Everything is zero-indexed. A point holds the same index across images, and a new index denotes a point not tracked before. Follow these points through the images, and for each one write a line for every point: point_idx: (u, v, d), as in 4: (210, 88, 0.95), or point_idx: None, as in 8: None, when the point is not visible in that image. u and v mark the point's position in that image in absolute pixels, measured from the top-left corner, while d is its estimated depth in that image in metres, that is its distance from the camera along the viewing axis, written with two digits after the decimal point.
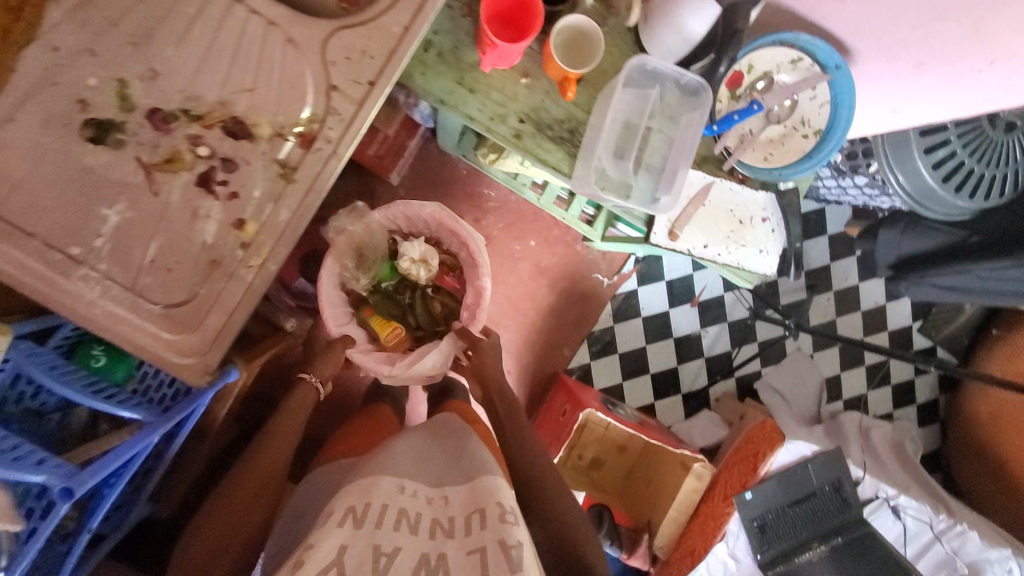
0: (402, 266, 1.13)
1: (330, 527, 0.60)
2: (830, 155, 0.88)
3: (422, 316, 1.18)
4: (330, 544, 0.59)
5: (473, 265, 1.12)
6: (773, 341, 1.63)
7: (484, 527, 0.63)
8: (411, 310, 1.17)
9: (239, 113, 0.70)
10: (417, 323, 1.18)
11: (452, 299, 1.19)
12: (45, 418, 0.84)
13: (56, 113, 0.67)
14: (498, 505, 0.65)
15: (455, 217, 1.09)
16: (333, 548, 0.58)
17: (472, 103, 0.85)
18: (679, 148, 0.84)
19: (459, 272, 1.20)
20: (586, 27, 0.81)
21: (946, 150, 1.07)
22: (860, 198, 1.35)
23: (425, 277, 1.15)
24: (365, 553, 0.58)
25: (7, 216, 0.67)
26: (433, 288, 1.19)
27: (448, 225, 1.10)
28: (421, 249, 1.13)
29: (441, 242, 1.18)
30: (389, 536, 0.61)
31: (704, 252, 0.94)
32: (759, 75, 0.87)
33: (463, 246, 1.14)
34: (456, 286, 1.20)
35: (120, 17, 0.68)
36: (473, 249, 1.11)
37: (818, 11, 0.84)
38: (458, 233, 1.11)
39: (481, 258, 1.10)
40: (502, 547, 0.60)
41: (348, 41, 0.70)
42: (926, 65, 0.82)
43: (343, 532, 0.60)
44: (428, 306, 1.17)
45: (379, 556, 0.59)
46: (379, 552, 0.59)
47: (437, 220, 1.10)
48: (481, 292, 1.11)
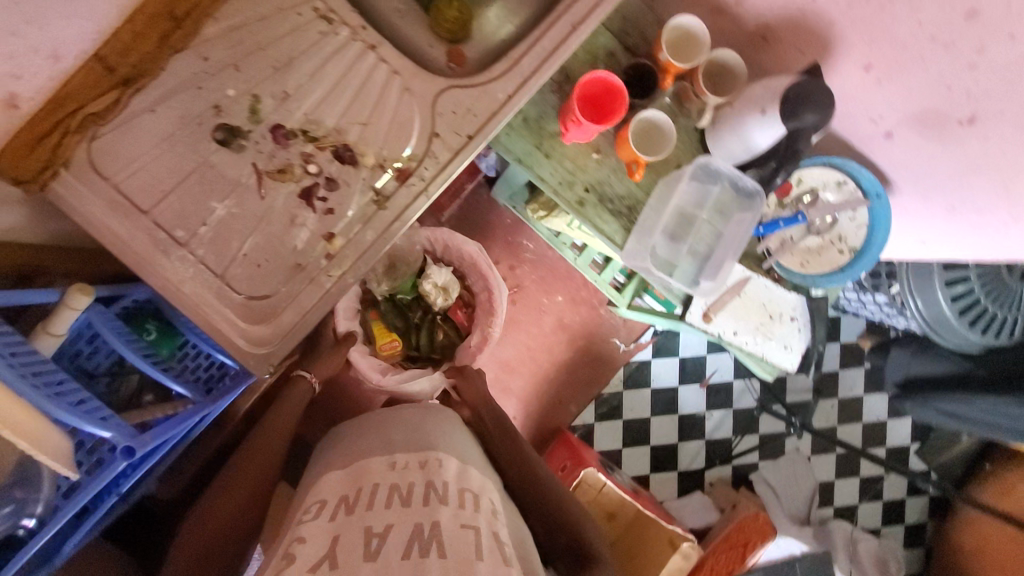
0: (424, 288, 1.18)
1: (321, 524, 0.63)
2: (859, 271, 0.97)
3: (423, 338, 1.22)
4: (321, 536, 0.61)
5: (488, 313, 1.18)
6: (774, 436, 1.66)
7: (475, 512, 0.66)
8: (415, 330, 1.22)
9: (350, 142, 0.78)
10: (416, 344, 1.22)
11: (455, 333, 1.24)
12: (93, 379, 0.88)
13: (192, 112, 0.76)
14: (486, 499, 0.70)
15: (489, 263, 1.18)
16: (327, 539, 0.61)
17: (545, 166, 0.93)
18: (727, 242, 0.93)
19: (472, 310, 1.24)
20: (662, 123, 0.91)
21: (965, 287, 1.14)
22: (877, 314, 1.42)
23: (439, 304, 1.20)
24: (359, 534, 0.60)
25: (129, 192, 0.74)
26: (442, 316, 1.24)
27: (481, 267, 1.18)
28: (445, 278, 1.18)
29: (467, 278, 1.24)
30: (381, 516, 0.62)
31: (733, 339, 1.01)
32: (806, 189, 0.96)
33: (485, 291, 1.21)
34: (463, 323, 1.24)
35: (268, 43, 0.77)
36: (493, 297, 1.19)
37: (867, 145, 0.94)
38: (487, 279, 1.18)
39: (500, 308, 1.17)
40: (494, 536, 0.63)
41: (457, 99, 0.80)
42: (957, 209, 0.91)
43: (332, 525, 0.62)
44: (431, 332, 1.22)
45: (372, 537, 0.59)
46: (369, 533, 0.60)
47: (472, 258, 1.18)
48: (488, 337, 1.16)
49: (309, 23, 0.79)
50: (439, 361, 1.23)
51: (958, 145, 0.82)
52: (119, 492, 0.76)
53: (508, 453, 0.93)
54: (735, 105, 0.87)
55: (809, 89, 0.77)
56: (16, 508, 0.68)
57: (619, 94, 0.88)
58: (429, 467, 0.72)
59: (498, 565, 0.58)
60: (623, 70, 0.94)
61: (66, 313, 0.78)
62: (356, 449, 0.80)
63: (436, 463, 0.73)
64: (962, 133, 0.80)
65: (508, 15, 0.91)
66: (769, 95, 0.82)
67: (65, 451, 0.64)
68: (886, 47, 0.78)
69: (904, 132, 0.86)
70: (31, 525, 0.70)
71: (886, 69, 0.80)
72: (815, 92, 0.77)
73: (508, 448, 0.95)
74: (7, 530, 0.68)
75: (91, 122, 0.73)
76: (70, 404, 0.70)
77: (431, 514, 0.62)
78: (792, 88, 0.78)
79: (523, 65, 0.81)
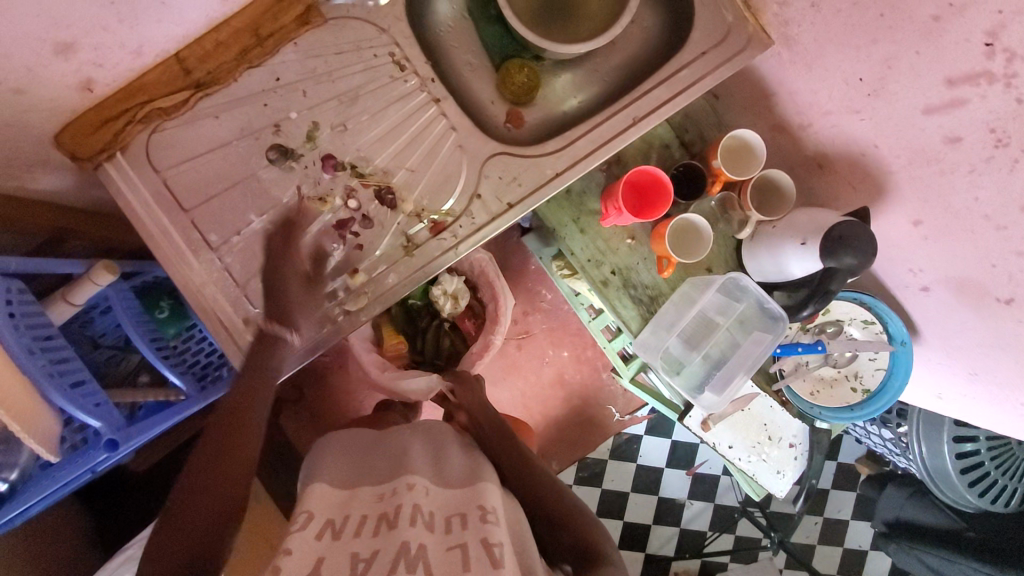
0: (432, 294, 1.07)
1: (307, 539, 0.54)
2: (870, 414, 0.95)
3: (430, 345, 1.12)
4: (306, 553, 0.53)
5: (492, 322, 1.08)
6: (749, 541, 1.62)
7: (465, 527, 0.56)
8: (422, 335, 1.12)
9: (394, 185, 0.80)
10: (419, 349, 1.11)
11: (462, 343, 1.13)
12: (97, 349, 0.90)
13: (252, 126, 0.78)
14: (480, 510, 0.58)
15: (498, 272, 1.10)
16: (311, 560, 0.52)
17: (578, 241, 0.93)
18: (742, 356, 0.91)
19: (480, 321, 1.13)
20: (702, 228, 0.91)
21: (973, 446, 1.10)
22: (880, 446, 1.36)
23: (447, 312, 1.09)
24: (343, 563, 0.52)
25: (175, 189, 0.76)
26: (449, 325, 1.13)
27: (489, 275, 1.09)
28: (455, 285, 1.08)
29: (476, 289, 1.14)
30: (367, 543, 0.54)
31: (727, 451, 0.99)
32: (832, 320, 0.96)
33: (493, 300, 1.11)
34: (471, 333, 1.12)
35: (339, 76, 0.80)
36: (500, 306, 1.09)
37: (901, 292, 0.92)
38: (493, 287, 1.09)
39: (504, 318, 1.08)
40: (484, 544, 0.53)
41: (505, 166, 0.82)
42: (978, 377, 0.89)
43: (318, 545, 0.54)
44: (436, 339, 1.11)
45: (357, 563, 0.52)
46: (356, 558, 0.52)
47: (482, 266, 1.10)
48: (490, 347, 1.07)
49: (382, 65, 0.81)
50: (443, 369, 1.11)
51: (993, 320, 0.80)
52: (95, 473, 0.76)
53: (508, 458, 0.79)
54: (778, 226, 0.87)
55: (851, 232, 0.77)
56: None
57: (664, 189, 0.88)
58: (413, 490, 0.59)
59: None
60: (674, 165, 0.95)
61: (87, 285, 0.80)
62: (337, 460, 0.69)
63: (421, 487, 0.60)
64: (999, 310, 0.78)
65: (574, 90, 0.93)
66: (812, 228, 0.81)
67: (49, 435, 0.66)
68: (939, 210, 0.77)
69: (941, 291, 0.85)
70: (2, 489, 0.71)
71: (935, 229, 0.79)
72: (857, 237, 0.76)
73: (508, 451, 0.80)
74: None
75: (156, 116, 0.76)
76: (68, 383, 0.72)
77: (415, 534, 0.54)
78: (836, 228, 0.77)
79: (575, 147, 0.83)
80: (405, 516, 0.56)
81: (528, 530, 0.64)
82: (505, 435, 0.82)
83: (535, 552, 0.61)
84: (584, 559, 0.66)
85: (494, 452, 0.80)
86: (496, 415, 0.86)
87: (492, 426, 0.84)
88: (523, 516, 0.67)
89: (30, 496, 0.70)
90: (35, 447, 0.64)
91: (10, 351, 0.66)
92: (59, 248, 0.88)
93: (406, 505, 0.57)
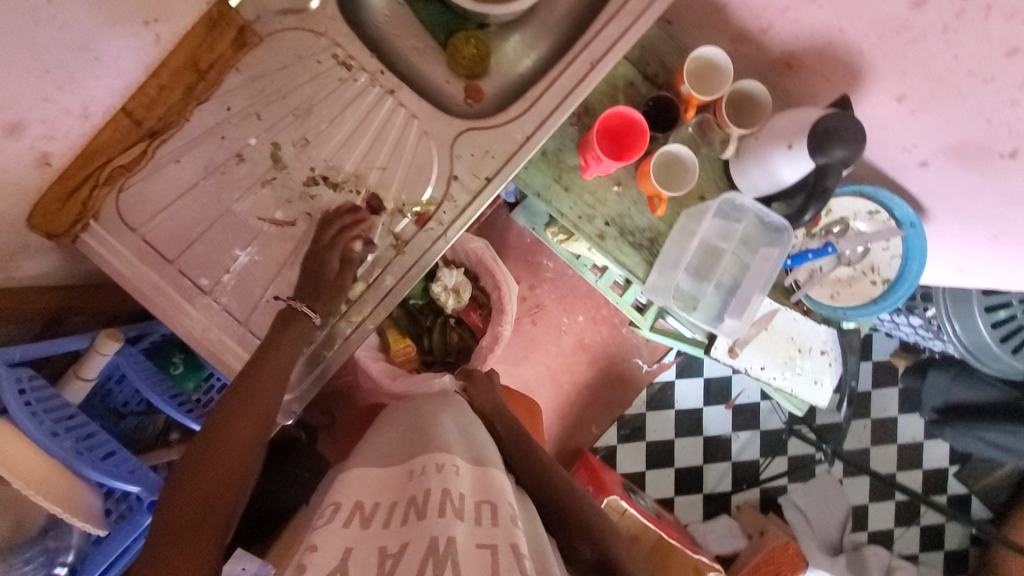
0: (433, 291, 1.07)
1: (335, 531, 0.52)
2: (895, 304, 0.93)
3: (438, 342, 1.12)
4: (334, 545, 0.50)
5: (498, 312, 1.08)
6: (803, 459, 1.61)
7: (496, 524, 0.53)
8: (429, 334, 1.11)
9: (370, 186, 0.79)
10: (429, 348, 1.11)
11: (471, 337, 1.13)
12: (123, 418, 0.91)
13: (215, 161, 0.77)
14: (508, 506, 0.57)
15: (497, 258, 1.09)
16: (338, 552, 0.49)
17: (565, 200, 0.91)
18: (755, 276, 0.91)
19: (487, 311, 1.13)
20: (686, 158, 0.89)
21: (1007, 313, 1.08)
22: (913, 336, 1.34)
23: (451, 308, 1.09)
24: (370, 560, 0.48)
25: (155, 242, 0.76)
26: (455, 319, 1.13)
27: (488, 264, 1.08)
28: (456, 279, 1.08)
29: (478, 279, 1.13)
30: (394, 535, 0.51)
31: (761, 373, 0.99)
32: (836, 219, 0.94)
33: (496, 289, 1.10)
34: (479, 325, 1.12)
35: (288, 91, 0.79)
36: (504, 295, 1.08)
37: (900, 173, 0.90)
38: (494, 276, 1.08)
39: (510, 305, 1.07)
40: (515, 552, 0.50)
41: (475, 141, 0.80)
42: (999, 240, 0.87)
43: (347, 535, 0.51)
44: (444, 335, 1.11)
45: (385, 558, 0.48)
46: (385, 555, 0.49)
47: (479, 256, 1.09)
48: (499, 338, 1.07)
49: (329, 69, 0.80)
50: (455, 366, 1.12)
51: (1000, 178, 0.78)
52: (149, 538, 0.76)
53: (521, 457, 0.81)
54: (760, 137, 0.85)
55: (837, 124, 0.74)
56: (48, 556, 0.71)
57: (639, 128, 0.87)
58: (442, 473, 0.58)
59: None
60: (644, 102, 0.92)
61: (96, 357, 0.81)
62: (363, 455, 0.69)
63: (451, 469, 0.59)
64: (1004, 166, 0.76)
65: (526, 49, 0.91)
66: (795, 129, 0.80)
67: (91, 509, 0.66)
68: (921, 78, 0.75)
69: (940, 162, 0.83)
70: None
71: (921, 101, 0.78)
72: (842, 126, 0.74)
73: (525, 455, 0.81)
74: None
75: (120, 174, 0.74)
76: (96, 456, 0.71)
77: (446, 527, 0.49)
78: (821, 123, 0.75)
79: (541, 104, 0.81)
80: (434, 506, 0.52)
81: (542, 540, 0.62)
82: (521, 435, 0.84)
83: (550, 548, 0.60)
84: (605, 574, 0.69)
85: (510, 450, 0.82)
86: (514, 421, 0.87)
87: (510, 432, 0.85)
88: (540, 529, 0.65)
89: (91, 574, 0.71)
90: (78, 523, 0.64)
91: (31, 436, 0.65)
92: (60, 328, 0.88)
93: (435, 491, 0.55)
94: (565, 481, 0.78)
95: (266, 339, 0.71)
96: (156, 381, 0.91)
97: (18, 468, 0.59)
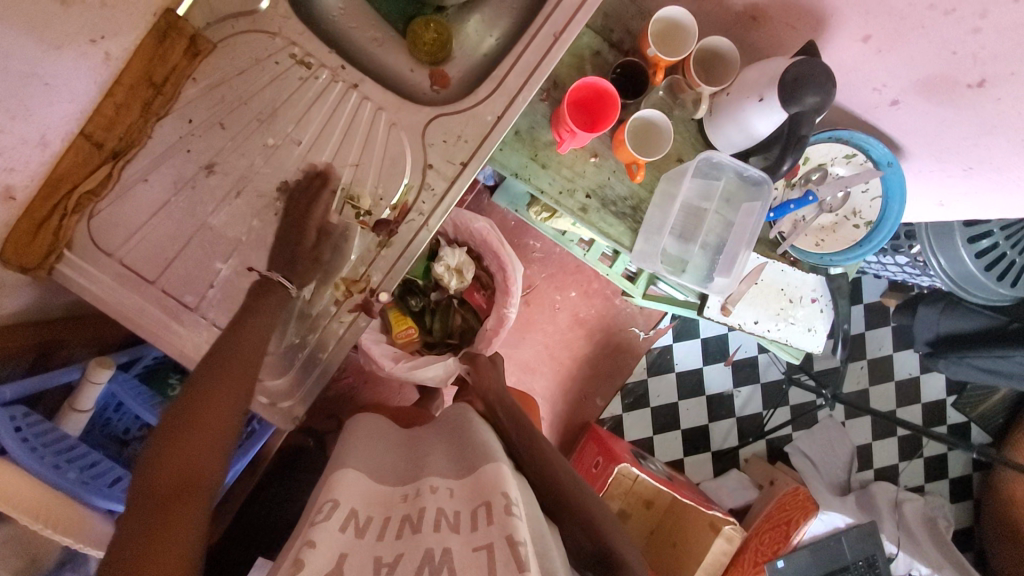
0: (436, 271, 1.06)
1: (333, 532, 0.52)
2: (879, 244, 0.94)
3: (438, 322, 1.11)
4: (330, 548, 0.50)
5: (503, 294, 1.07)
6: (805, 407, 1.64)
7: (490, 522, 0.53)
8: (429, 314, 1.11)
9: (345, 185, 0.78)
10: (430, 329, 1.11)
11: (474, 317, 1.13)
12: (126, 445, 0.91)
13: (184, 176, 0.75)
14: (504, 498, 0.56)
15: (502, 239, 1.07)
16: (334, 558, 0.49)
17: (544, 177, 0.90)
18: (739, 232, 0.92)
19: (491, 292, 1.13)
20: (660, 122, 0.89)
21: (990, 241, 1.10)
22: (901, 274, 1.36)
23: (454, 287, 1.08)
24: (367, 565, 0.49)
25: (133, 264, 0.74)
26: (458, 300, 1.13)
27: (492, 244, 1.07)
28: (459, 259, 1.06)
29: (482, 259, 1.13)
30: (390, 546, 0.52)
31: (755, 327, 1.01)
32: (814, 166, 0.94)
33: (501, 270, 1.08)
34: (483, 306, 1.12)
35: (250, 96, 0.77)
36: (508, 276, 1.06)
37: (873, 114, 0.90)
38: (499, 257, 1.07)
39: (515, 286, 1.05)
40: (510, 544, 0.50)
41: (445, 126, 0.79)
42: (975, 171, 0.87)
43: (343, 540, 0.52)
44: (447, 318, 1.11)
45: (381, 567, 0.49)
46: (380, 563, 0.50)
47: (484, 237, 1.07)
48: (505, 321, 1.06)
49: (287, 70, 0.78)
50: (457, 348, 1.12)
51: (970, 109, 0.79)
52: None
53: (529, 452, 0.82)
54: (731, 93, 0.85)
55: (807, 70, 0.74)
56: None
57: (610, 97, 0.86)
58: (436, 492, 0.59)
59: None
60: (612, 70, 0.92)
61: (90, 387, 0.81)
62: (351, 455, 0.68)
63: (444, 489, 0.60)
64: (973, 96, 0.77)
65: (487, 28, 0.90)
66: (765, 80, 0.79)
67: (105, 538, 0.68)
68: (884, 16, 0.75)
69: (912, 98, 0.83)
70: None
71: (887, 39, 0.77)
72: (812, 73, 0.73)
73: (528, 445, 0.83)
74: None
75: (87, 200, 0.72)
76: (101, 484, 0.74)
77: (442, 538, 0.51)
78: (790, 70, 0.75)
79: (508, 82, 0.79)
80: (428, 521, 0.54)
81: (550, 542, 0.62)
82: (524, 427, 0.86)
83: (549, 548, 0.61)
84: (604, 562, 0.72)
85: (513, 446, 0.84)
86: (514, 407, 0.90)
87: (515, 427, 0.87)
88: (542, 523, 0.65)
89: None
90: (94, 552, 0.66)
91: (38, 476, 0.67)
92: (49, 362, 0.86)
93: (430, 508, 0.56)
94: (566, 470, 0.80)
95: (242, 307, 0.70)
96: (154, 404, 0.90)
97: (34, 511, 0.61)
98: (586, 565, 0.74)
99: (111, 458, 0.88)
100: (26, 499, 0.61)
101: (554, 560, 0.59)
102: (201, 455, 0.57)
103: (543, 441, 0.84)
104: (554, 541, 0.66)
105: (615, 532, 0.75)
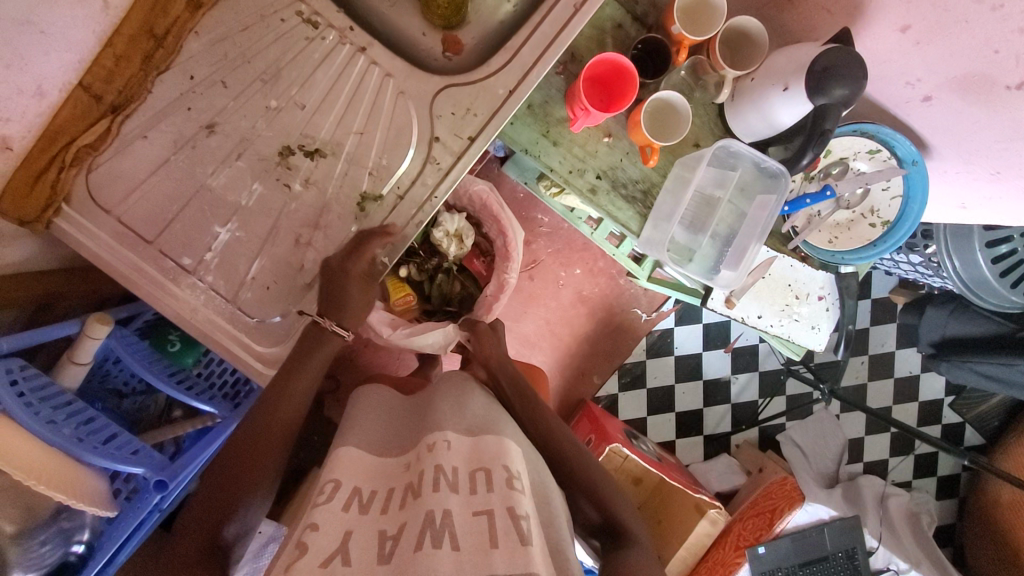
0: (434, 237, 1.03)
1: (335, 509, 0.52)
2: (897, 245, 0.90)
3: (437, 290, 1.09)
4: (334, 528, 0.51)
5: (503, 259, 1.06)
6: (801, 397, 1.66)
7: (491, 490, 0.54)
8: (429, 281, 1.08)
9: (348, 154, 0.75)
10: (428, 296, 1.09)
11: (473, 285, 1.11)
12: (124, 399, 0.93)
13: (184, 135, 0.73)
14: (505, 470, 0.57)
15: (502, 203, 1.05)
16: (339, 536, 0.50)
17: (554, 155, 0.87)
18: (751, 224, 0.89)
19: (490, 259, 1.11)
20: (678, 104, 0.85)
21: (1008, 248, 1.07)
22: (913, 273, 1.33)
23: (453, 254, 1.05)
24: (371, 542, 0.50)
25: (130, 223, 0.73)
26: (457, 268, 1.11)
27: (493, 207, 1.04)
28: (458, 225, 1.04)
29: (481, 226, 1.11)
30: (392, 518, 0.52)
31: (758, 322, 1.01)
32: (835, 160, 0.90)
33: (501, 235, 1.07)
34: (483, 273, 1.10)
35: (254, 54, 0.74)
36: (509, 240, 1.05)
37: (903, 108, 0.86)
38: (499, 220, 1.05)
39: (515, 252, 1.04)
40: (511, 515, 0.51)
41: (454, 98, 0.76)
42: (1002, 176, 0.84)
43: (345, 518, 0.52)
44: (446, 285, 1.09)
45: (385, 541, 0.50)
46: (385, 537, 0.51)
47: (483, 200, 1.05)
48: (505, 286, 1.05)
49: (293, 28, 0.75)
50: (456, 315, 1.10)
51: (1006, 111, 0.76)
52: (163, 508, 0.81)
53: (531, 420, 0.83)
54: (756, 78, 0.81)
55: (836, 60, 0.70)
56: (65, 536, 0.76)
57: (628, 74, 0.82)
58: (435, 450, 0.58)
59: (516, 552, 0.47)
60: (634, 45, 0.88)
61: (87, 342, 0.81)
62: (355, 429, 0.67)
63: (443, 444, 0.59)
64: (1010, 99, 0.74)
65: None
66: (793, 68, 0.75)
67: (99, 495, 0.70)
68: (927, 6, 0.72)
69: (946, 96, 0.80)
70: (81, 550, 0.78)
71: (926, 30, 0.74)
72: (842, 63, 0.70)
73: (530, 414, 0.84)
74: (59, 558, 0.76)
75: (86, 153, 0.71)
76: (97, 440, 0.75)
77: (441, 500, 0.51)
78: (819, 60, 0.71)
79: (523, 55, 0.76)
80: (428, 482, 0.53)
81: (553, 495, 0.65)
82: (525, 395, 0.86)
83: (560, 514, 0.63)
84: (613, 537, 0.73)
85: (516, 413, 0.84)
86: (515, 375, 0.89)
87: (517, 394, 0.86)
88: (547, 483, 0.66)
89: (106, 549, 0.77)
90: (89, 509, 0.68)
91: (31, 430, 0.68)
92: (50, 313, 0.86)
93: (429, 468, 0.55)
94: (569, 439, 0.81)
95: (295, 356, 0.73)
96: (151, 361, 0.91)
97: (28, 467, 0.63)
98: (595, 533, 0.76)
99: (108, 411, 0.91)
100: (21, 455, 0.63)
101: (558, 528, 0.60)
102: (222, 518, 0.64)
103: (542, 406, 0.84)
104: (557, 500, 0.66)
105: (620, 506, 0.76)
